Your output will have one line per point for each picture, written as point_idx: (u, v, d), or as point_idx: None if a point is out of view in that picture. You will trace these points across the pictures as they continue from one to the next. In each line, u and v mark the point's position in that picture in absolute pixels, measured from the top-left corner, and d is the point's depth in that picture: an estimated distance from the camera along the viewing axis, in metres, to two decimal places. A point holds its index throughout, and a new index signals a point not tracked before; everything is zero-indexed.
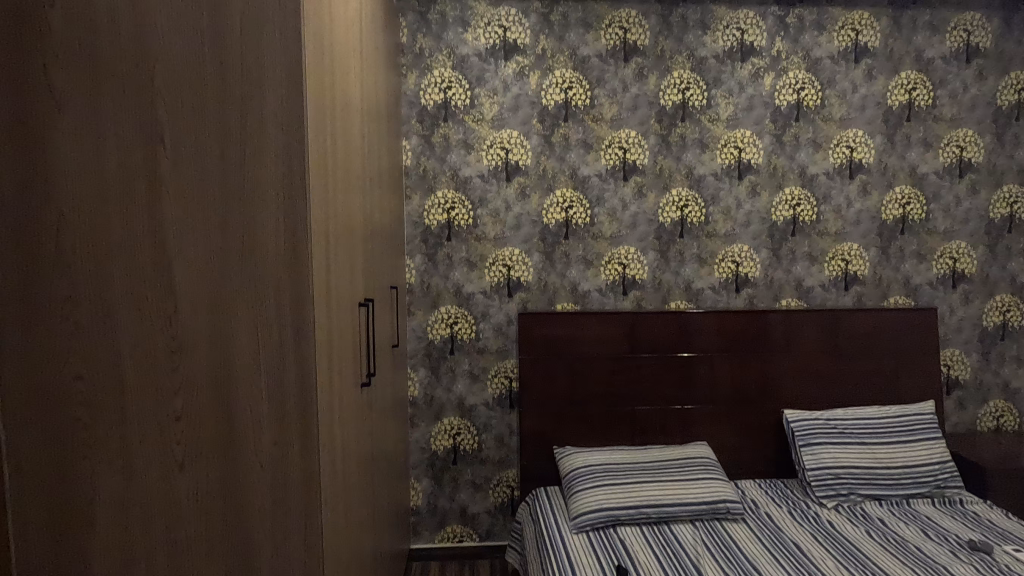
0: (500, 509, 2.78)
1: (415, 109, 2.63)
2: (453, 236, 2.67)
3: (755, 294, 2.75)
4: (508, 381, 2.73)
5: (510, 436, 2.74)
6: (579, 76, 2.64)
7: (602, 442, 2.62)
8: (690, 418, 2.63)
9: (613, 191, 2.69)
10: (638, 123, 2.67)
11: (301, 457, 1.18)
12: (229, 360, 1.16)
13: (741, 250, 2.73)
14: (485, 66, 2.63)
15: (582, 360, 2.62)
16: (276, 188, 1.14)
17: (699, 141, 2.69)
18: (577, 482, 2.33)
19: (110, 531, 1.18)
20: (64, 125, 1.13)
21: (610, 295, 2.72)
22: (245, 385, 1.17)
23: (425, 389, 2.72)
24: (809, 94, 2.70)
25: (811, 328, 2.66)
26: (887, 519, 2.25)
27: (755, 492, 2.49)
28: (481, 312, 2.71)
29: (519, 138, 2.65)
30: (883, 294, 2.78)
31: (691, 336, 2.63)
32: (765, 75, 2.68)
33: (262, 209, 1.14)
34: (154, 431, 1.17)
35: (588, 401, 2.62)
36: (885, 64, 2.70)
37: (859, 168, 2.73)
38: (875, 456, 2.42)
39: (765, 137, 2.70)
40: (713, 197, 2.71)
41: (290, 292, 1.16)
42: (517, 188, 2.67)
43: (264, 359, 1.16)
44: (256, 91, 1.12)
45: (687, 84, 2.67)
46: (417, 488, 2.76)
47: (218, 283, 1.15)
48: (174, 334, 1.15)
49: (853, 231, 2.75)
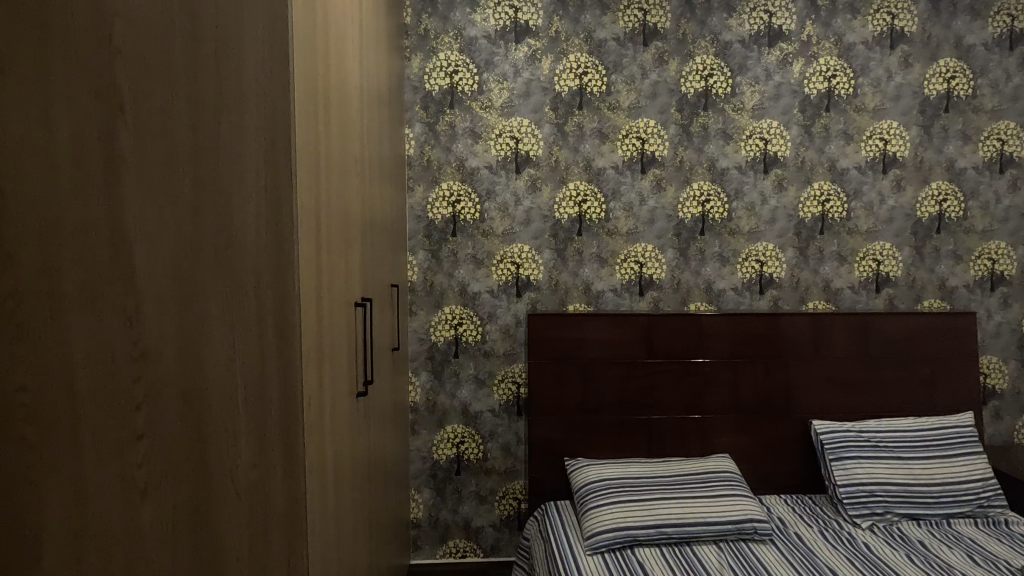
0: (506, 523, 2.61)
1: (419, 94, 2.45)
2: (459, 231, 2.50)
3: (780, 296, 2.59)
4: (516, 387, 2.56)
5: (517, 445, 2.57)
6: (594, 61, 2.47)
7: (616, 454, 2.45)
8: (710, 428, 2.46)
9: (630, 184, 2.51)
10: (658, 111, 2.50)
11: (284, 483, 1.01)
12: (200, 370, 0.99)
13: (766, 249, 2.56)
14: (494, 50, 2.45)
15: (595, 365, 2.44)
16: (256, 169, 0.97)
17: (722, 132, 2.52)
18: (591, 498, 2.15)
19: (61, 570, 1.02)
20: (7, 92, 0.96)
21: (625, 295, 2.55)
22: (220, 397, 1.00)
23: (427, 394, 2.56)
24: (841, 83, 2.52)
25: (839, 333, 2.47)
26: (928, 541, 2.08)
27: (782, 509, 2.31)
28: (488, 313, 2.53)
29: (531, 127, 2.48)
30: (916, 297, 2.61)
31: (710, 341, 2.45)
32: (794, 61, 2.50)
33: (240, 196, 0.97)
34: (112, 450, 1.00)
35: (601, 409, 2.44)
36: (922, 51, 2.52)
37: (893, 162, 2.56)
38: (912, 472, 2.25)
39: (793, 127, 2.53)
40: (736, 191, 2.54)
41: (273, 294, 0.99)
42: (527, 180, 2.49)
43: (243, 368, 1.00)
44: (235, 54, 0.95)
45: (709, 71, 2.49)
46: (418, 499, 2.60)
47: (189, 280, 0.98)
48: (135, 338, 0.98)
49: (885, 230, 2.58)
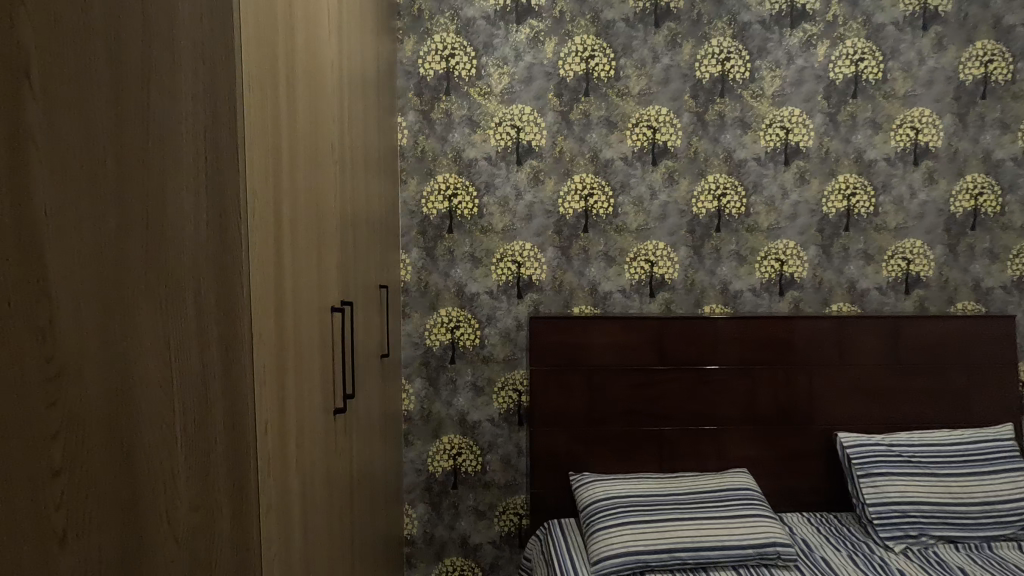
0: (507, 540, 2.43)
1: (412, 80, 2.28)
2: (455, 228, 2.33)
3: (801, 297, 2.40)
4: (517, 395, 2.38)
5: (518, 457, 2.40)
6: (602, 44, 2.28)
7: (625, 468, 2.27)
8: (726, 440, 2.28)
9: (640, 177, 2.33)
10: (670, 98, 2.31)
11: (232, 527, 0.84)
12: (129, 392, 0.82)
13: (787, 247, 2.38)
14: (494, 31, 2.27)
15: (602, 372, 2.26)
16: (193, 145, 0.80)
17: (740, 120, 2.33)
18: (598, 519, 1.98)
19: None
20: None
21: (635, 297, 2.37)
22: (155, 425, 0.83)
23: (422, 403, 2.39)
24: (869, 67, 2.33)
25: (867, 338, 2.28)
26: (969, 568, 1.89)
27: (805, 529, 2.13)
28: (487, 315, 2.36)
29: (533, 115, 2.30)
30: (949, 299, 2.42)
31: (726, 346, 2.27)
32: (818, 43, 2.31)
33: (176, 180, 0.80)
34: (25, 489, 0.83)
35: (608, 419, 2.27)
36: (957, 32, 2.33)
37: (925, 152, 2.37)
38: (949, 491, 2.06)
39: (817, 115, 2.34)
40: (755, 184, 2.35)
41: (217, 299, 0.82)
42: (529, 173, 2.31)
43: (183, 390, 0.83)
44: (166, 6, 0.78)
45: (726, 53, 2.30)
46: (412, 514, 2.43)
47: (115, 283, 0.81)
48: (49, 354, 0.81)
49: (916, 226, 2.39)
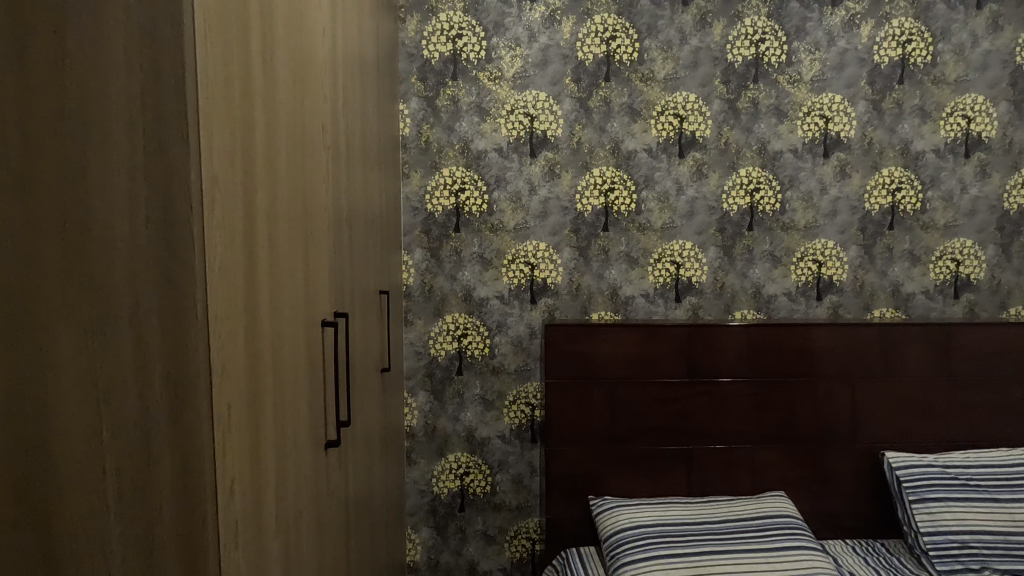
0: (518, 567, 2.23)
1: (415, 63, 2.07)
2: (462, 226, 2.12)
3: (841, 302, 2.19)
4: (530, 409, 2.18)
5: (531, 477, 2.19)
6: (624, 23, 2.07)
7: (650, 490, 2.07)
8: (760, 460, 2.07)
9: (665, 170, 2.12)
10: (699, 84, 2.10)
11: None
12: (46, 444, 0.63)
13: (826, 247, 2.17)
14: (505, 10, 2.06)
15: (624, 385, 2.05)
16: (130, 121, 0.60)
17: (776, 108, 2.12)
18: (624, 553, 1.76)
19: None
20: None
21: (659, 302, 2.16)
22: (81, 488, 0.63)
23: (426, 418, 2.18)
24: (917, 49, 2.11)
25: (916, 347, 2.07)
26: None
27: (852, 560, 1.92)
28: (496, 322, 2.15)
29: (548, 102, 2.08)
30: (1002, 303, 2.21)
31: (761, 356, 2.06)
32: (862, 23, 2.10)
33: (105, 167, 0.60)
34: None
35: (631, 437, 2.06)
36: (1014, 11, 2.12)
37: (977, 143, 2.16)
38: (1013, 519, 1.85)
39: (860, 102, 2.13)
40: (790, 178, 2.14)
41: (161, 322, 0.61)
42: (543, 165, 2.10)
43: (118, 444, 0.63)
44: None
45: (761, 34, 2.09)
46: (415, 539, 2.22)
47: (30, 306, 0.62)
48: None
49: (967, 224, 2.18)
